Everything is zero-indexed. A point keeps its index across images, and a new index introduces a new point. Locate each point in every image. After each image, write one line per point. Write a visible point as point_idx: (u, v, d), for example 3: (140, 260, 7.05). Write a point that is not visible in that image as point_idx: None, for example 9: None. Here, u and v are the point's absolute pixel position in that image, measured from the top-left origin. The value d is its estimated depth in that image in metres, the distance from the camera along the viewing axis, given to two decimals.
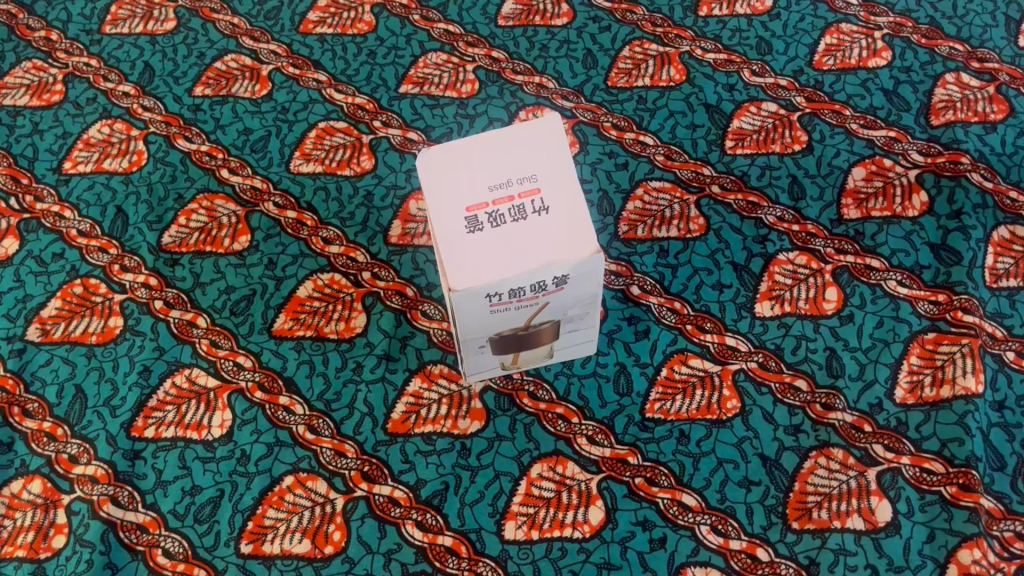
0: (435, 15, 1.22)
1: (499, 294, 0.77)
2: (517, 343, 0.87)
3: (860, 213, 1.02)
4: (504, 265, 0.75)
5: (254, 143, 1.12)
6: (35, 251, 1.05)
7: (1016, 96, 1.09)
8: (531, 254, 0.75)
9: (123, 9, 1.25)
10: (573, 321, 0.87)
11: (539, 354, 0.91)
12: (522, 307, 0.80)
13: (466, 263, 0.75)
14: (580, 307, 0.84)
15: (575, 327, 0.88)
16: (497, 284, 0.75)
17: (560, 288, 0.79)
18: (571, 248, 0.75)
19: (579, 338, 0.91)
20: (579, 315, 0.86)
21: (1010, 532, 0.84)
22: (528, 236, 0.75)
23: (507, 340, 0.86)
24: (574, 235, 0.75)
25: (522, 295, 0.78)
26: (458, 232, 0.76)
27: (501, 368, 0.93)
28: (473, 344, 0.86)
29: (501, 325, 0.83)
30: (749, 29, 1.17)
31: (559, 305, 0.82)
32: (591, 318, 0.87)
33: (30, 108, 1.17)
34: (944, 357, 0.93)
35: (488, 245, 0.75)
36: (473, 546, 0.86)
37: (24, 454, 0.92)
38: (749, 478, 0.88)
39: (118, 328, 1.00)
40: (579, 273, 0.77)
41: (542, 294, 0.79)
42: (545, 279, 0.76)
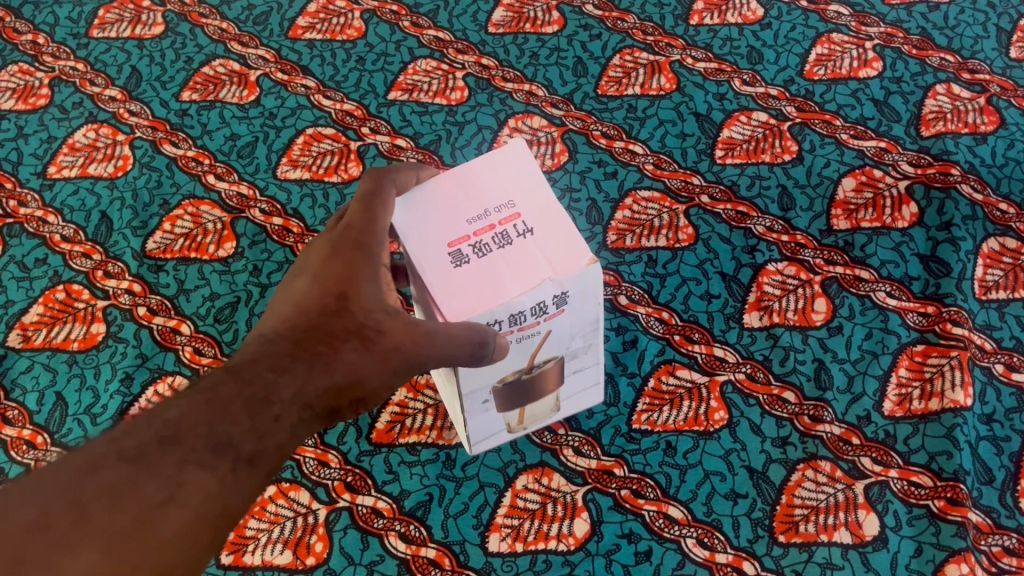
0: (424, 23, 1.21)
1: (499, 324, 0.71)
2: (524, 394, 0.83)
3: (850, 223, 1.02)
4: (499, 290, 0.70)
5: (240, 149, 1.11)
6: (17, 256, 1.04)
7: (1007, 108, 1.09)
8: (524, 273, 0.70)
9: (111, 13, 1.24)
10: (577, 354, 0.83)
11: (545, 407, 0.87)
12: (524, 338, 0.76)
13: (459, 296, 0.69)
14: (583, 336, 0.81)
15: (582, 365, 0.85)
16: (496, 310, 0.69)
17: (560, 309, 0.74)
18: (566, 262, 0.71)
19: (587, 381, 0.88)
20: (581, 347, 0.82)
21: (998, 547, 0.83)
22: (519, 260, 0.71)
23: (512, 389, 0.81)
24: (563, 248, 0.72)
25: (523, 322, 0.73)
26: (444, 269, 0.70)
27: (506, 431, 0.89)
28: (478, 399, 0.81)
29: (503, 369, 0.78)
30: (740, 38, 1.17)
31: (561, 334, 0.78)
32: (595, 350, 0.84)
33: (15, 111, 1.16)
34: (932, 370, 0.92)
35: (480, 275, 0.70)
36: (456, 558, 0.85)
37: (2, 462, 0.91)
38: (735, 491, 0.87)
39: (100, 335, 0.98)
40: (577, 287, 0.73)
41: (542, 318, 0.74)
42: (545, 300, 0.72)
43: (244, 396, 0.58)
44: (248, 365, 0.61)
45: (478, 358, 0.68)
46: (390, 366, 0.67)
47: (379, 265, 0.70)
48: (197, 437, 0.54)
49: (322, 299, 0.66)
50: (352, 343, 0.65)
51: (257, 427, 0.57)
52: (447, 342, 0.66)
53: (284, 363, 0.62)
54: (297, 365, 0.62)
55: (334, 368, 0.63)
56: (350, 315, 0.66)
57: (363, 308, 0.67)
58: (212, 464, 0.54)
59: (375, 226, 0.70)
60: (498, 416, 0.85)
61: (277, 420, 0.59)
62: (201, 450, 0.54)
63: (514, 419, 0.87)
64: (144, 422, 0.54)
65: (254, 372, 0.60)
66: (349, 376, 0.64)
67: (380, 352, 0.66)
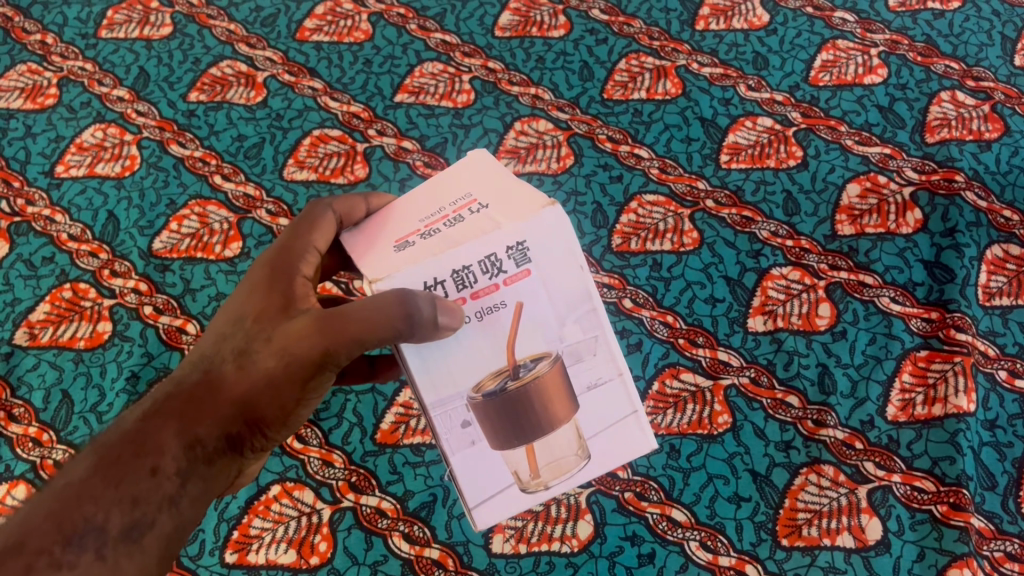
0: (431, 25, 1.22)
1: (444, 287, 0.55)
2: (521, 419, 0.59)
3: (854, 229, 1.02)
4: (439, 245, 0.55)
5: (247, 150, 1.11)
6: (24, 254, 1.05)
7: (1011, 115, 1.09)
8: (466, 229, 0.55)
9: (119, 14, 1.25)
10: (580, 355, 0.60)
11: (563, 441, 0.63)
12: (485, 312, 0.56)
13: (387, 260, 0.56)
14: (580, 323, 0.58)
15: (599, 377, 0.61)
16: (428, 264, 0.54)
17: (524, 269, 0.55)
18: (516, 211, 0.56)
19: (617, 408, 0.62)
20: (582, 342, 0.59)
21: (1000, 552, 0.84)
22: (463, 223, 0.56)
23: (499, 410, 0.58)
24: (517, 202, 0.57)
25: (475, 285, 0.55)
26: (383, 253, 0.57)
27: (520, 489, 0.64)
28: (452, 422, 0.59)
29: (476, 364, 0.57)
30: (745, 44, 1.18)
31: (542, 312, 0.57)
32: (605, 350, 0.60)
33: (24, 111, 1.17)
34: (936, 375, 0.92)
35: (419, 247, 0.56)
36: (460, 559, 0.85)
37: (9, 459, 0.92)
38: (738, 495, 0.87)
39: (106, 333, 0.99)
40: (540, 237, 0.55)
41: (502, 282, 0.55)
42: (494, 254, 0.55)
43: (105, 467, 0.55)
44: (118, 433, 0.57)
45: (407, 321, 0.51)
46: (288, 377, 0.57)
47: (285, 272, 0.59)
48: (55, 523, 0.52)
49: (215, 334, 0.60)
50: (235, 367, 0.58)
51: (123, 494, 0.54)
52: (359, 317, 0.53)
53: (155, 419, 0.57)
54: (170, 417, 0.57)
55: (219, 402, 0.58)
56: (241, 334, 0.58)
57: (259, 320, 0.58)
58: (71, 552, 0.51)
59: (283, 239, 0.61)
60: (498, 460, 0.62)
61: (154, 475, 0.56)
62: (55, 542, 0.51)
63: (523, 465, 0.63)
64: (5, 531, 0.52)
65: (123, 435, 0.57)
66: (237, 404, 0.58)
67: (277, 359, 0.57)
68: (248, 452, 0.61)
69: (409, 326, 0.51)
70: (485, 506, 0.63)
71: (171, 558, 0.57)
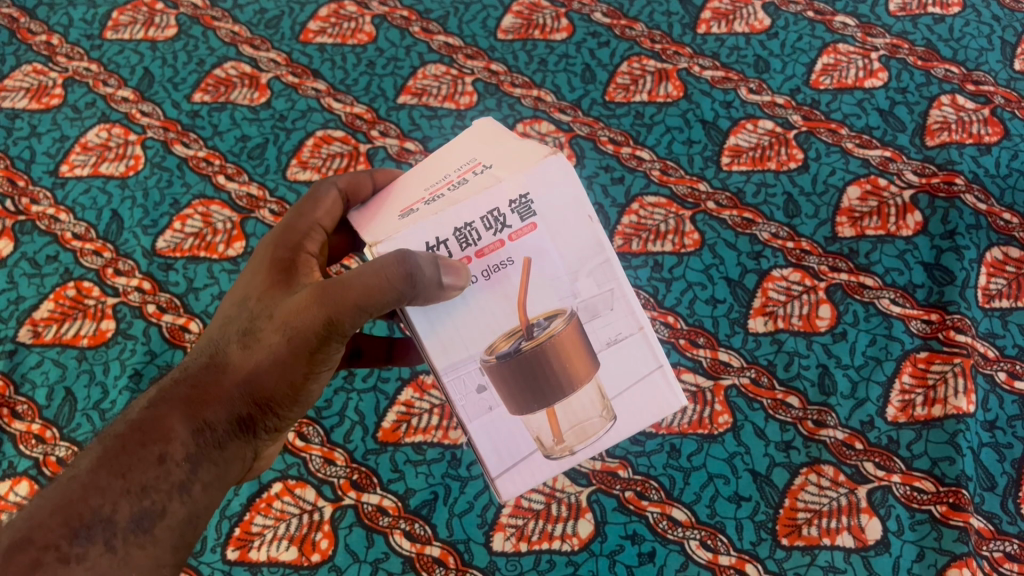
0: (435, 28, 1.23)
1: (448, 246, 0.53)
2: (539, 382, 0.57)
3: (855, 231, 1.02)
4: (441, 205, 0.54)
5: (251, 150, 1.12)
6: (29, 253, 1.05)
7: (1011, 119, 1.10)
8: (467, 188, 0.54)
9: (124, 15, 1.26)
10: (596, 310, 0.58)
11: (585, 405, 0.60)
12: (493, 271, 0.55)
13: (389, 227, 0.55)
14: (592, 277, 0.57)
15: (619, 332, 0.59)
16: (429, 222, 0.53)
17: (529, 223, 0.54)
18: (516, 167, 0.55)
19: (638, 364, 0.60)
20: (598, 299, 0.57)
21: (999, 552, 0.84)
22: (464, 184, 0.55)
23: (514, 373, 0.56)
24: (516, 159, 0.56)
25: (479, 242, 0.54)
26: (387, 221, 0.56)
27: (545, 456, 0.60)
28: (467, 387, 0.57)
29: (487, 321, 0.56)
30: (747, 48, 1.18)
31: (552, 267, 0.56)
32: (621, 303, 0.58)
33: (29, 111, 1.18)
34: (935, 376, 0.92)
35: (422, 209, 0.55)
36: (461, 557, 0.85)
37: (12, 456, 0.93)
38: (739, 494, 0.87)
39: (110, 331, 0.99)
40: (543, 190, 0.54)
41: (508, 238, 0.54)
42: (498, 209, 0.53)
43: (112, 455, 0.55)
44: (127, 421, 0.57)
45: (410, 282, 0.50)
46: (292, 353, 0.56)
47: (291, 251, 0.59)
48: (61, 512, 0.52)
49: (223, 317, 0.61)
50: (240, 347, 0.58)
51: (131, 484, 0.54)
52: (357, 282, 0.51)
53: (163, 405, 0.57)
54: (176, 404, 0.57)
55: (227, 383, 0.58)
56: (247, 314, 0.58)
57: (263, 299, 0.58)
58: (79, 545, 0.51)
59: (292, 220, 0.62)
60: (519, 428, 0.59)
61: (162, 461, 0.56)
62: (62, 535, 0.51)
63: (546, 433, 0.60)
64: (18, 519, 0.52)
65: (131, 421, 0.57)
66: (242, 384, 0.58)
67: (279, 337, 0.56)
68: (260, 433, 0.60)
69: (412, 288, 0.50)
70: (508, 476, 0.60)
71: (187, 547, 0.57)
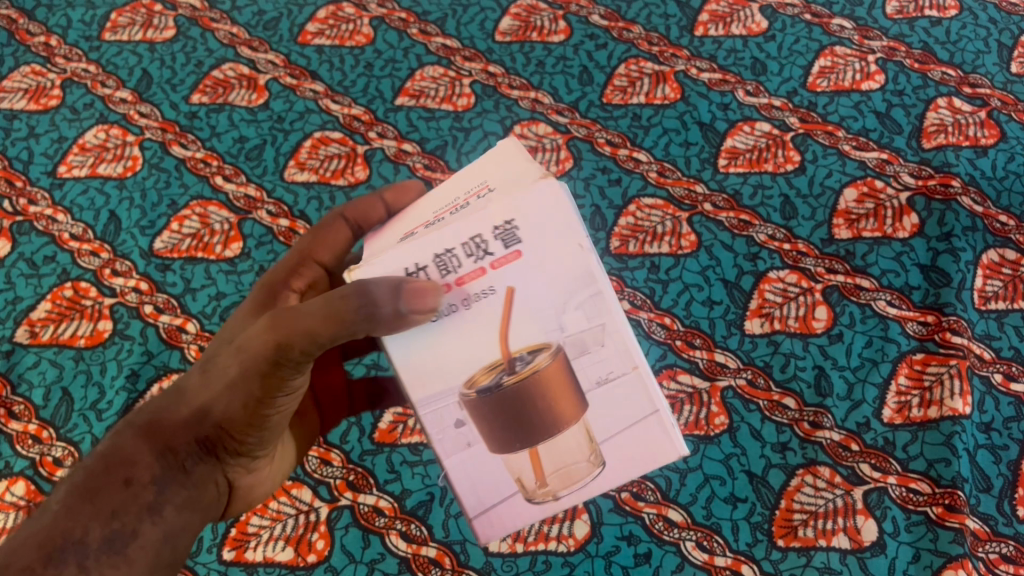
0: (432, 30, 1.23)
1: (427, 273, 0.50)
2: (521, 416, 0.53)
3: (851, 233, 1.03)
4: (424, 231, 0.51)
5: (248, 151, 1.12)
6: (26, 253, 1.05)
7: (1007, 122, 1.10)
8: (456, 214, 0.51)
9: (123, 16, 1.26)
10: (585, 346, 0.53)
11: (573, 447, 0.56)
12: (473, 301, 0.50)
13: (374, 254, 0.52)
14: (583, 310, 0.52)
15: (610, 371, 0.54)
16: (406, 248, 0.50)
17: (513, 250, 0.49)
18: (509, 189, 0.50)
19: (630, 406, 0.55)
20: (587, 334, 0.52)
21: (995, 554, 0.84)
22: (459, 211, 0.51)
23: (494, 410, 0.52)
24: (514, 182, 0.51)
25: (460, 269, 0.50)
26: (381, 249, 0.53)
27: (525, 496, 0.56)
28: (444, 423, 0.53)
29: (466, 354, 0.52)
30: (744, 50, 1.18)
31: (538, 298, 0.51)
32: (614, 340, 0.52)
33: (27, 112, 1.18)
34: (932, 378, 0.93)
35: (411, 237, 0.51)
36: (456, 558, 0.85)
37: (8, 456, 0.93)
38: (735, 495, 0.88)
39: (107, 332, 0.99)
40: (533, 214, 0.49)
41: (492, 265, 0.50)
42: (482, 235, 0.49)
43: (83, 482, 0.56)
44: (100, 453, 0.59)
45: (374, 316, 0.48)
46: (248, 378, 0.55)
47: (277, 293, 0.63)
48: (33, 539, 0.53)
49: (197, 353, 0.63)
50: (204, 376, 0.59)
51: (100, 508, 0.55)
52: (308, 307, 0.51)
53: (132, 433, 0.59)
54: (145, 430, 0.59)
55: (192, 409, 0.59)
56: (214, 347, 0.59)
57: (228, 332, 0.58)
58: (50, 568, 0.52)
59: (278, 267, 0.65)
60: (500, 468, 0.55)
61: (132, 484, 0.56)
62: (35, 558, 0.52)
63: (530, 475, 0.56)
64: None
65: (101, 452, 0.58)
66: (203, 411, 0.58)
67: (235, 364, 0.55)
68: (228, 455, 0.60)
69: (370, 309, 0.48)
70: (485, 518, 0.56)
71: (165, 568, 0.58)
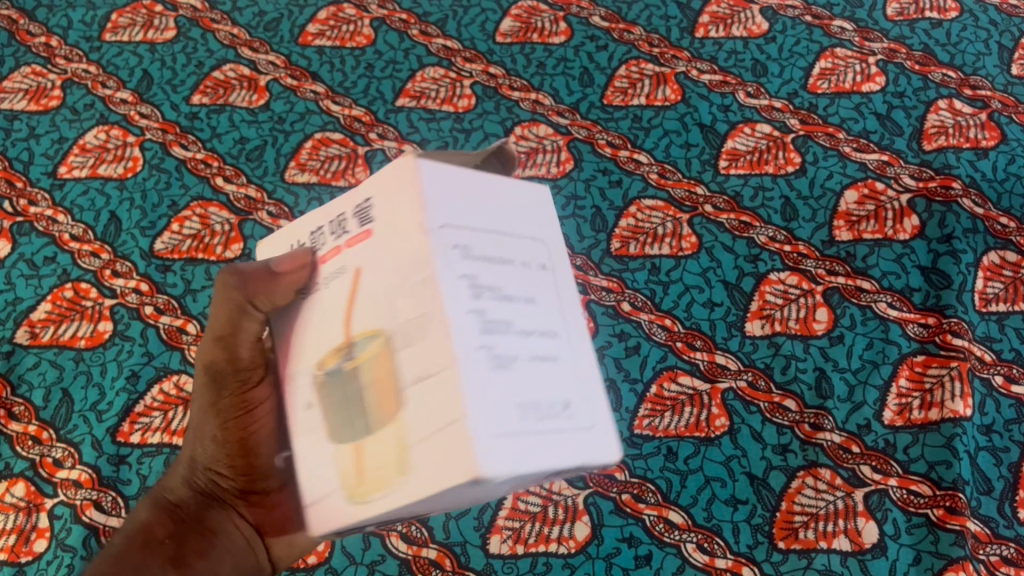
0: (433, 31, 1.23)
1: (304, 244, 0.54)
2: (353, 409, 0.47)
3: (852, 235, 1.03)
4: None
5: (249, 152, 1.12)
6: (27, 254, 1.05)
7: (1008, 124, 1.10)
8: None
9: (124, 17, 1.26)
10: (410, 337, 0.44)
11: (386, 455, 0.44)
12: (330, 279, 0.50)
13: None
14: (412, 295, 0.44)
15: (429, 367, 0.43)
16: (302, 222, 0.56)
17: (365, 229, 0.49)
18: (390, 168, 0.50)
19: (440, 414, 0.42)
20: (413, 322, 0.44)
21: (996, 556, 0.84)
22: None
23: (336, 395, 0.48)
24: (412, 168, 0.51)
25: (324, 246, 0.52)
26: None
27: (346, 499, 0.48)
28: (298, 400, 0.51)
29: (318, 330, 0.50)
30: (745, 51, 1.18)
31: (374, 277, 0.47)
32: (434, 330, 0.43)
33: (28, 112, 1.17)
34: (932, 380, 0.92)
35: None
36: (457, 560, 0.85)
37: (8, 457, 0.93)
38: (735, 497, 0.88)
39: (107, 333, 0.99)
40: (383, 192, 0.48)
41: (345, 243, 0.50)
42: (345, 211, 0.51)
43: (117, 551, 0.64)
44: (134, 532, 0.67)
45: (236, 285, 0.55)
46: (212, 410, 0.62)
47: None
48: None
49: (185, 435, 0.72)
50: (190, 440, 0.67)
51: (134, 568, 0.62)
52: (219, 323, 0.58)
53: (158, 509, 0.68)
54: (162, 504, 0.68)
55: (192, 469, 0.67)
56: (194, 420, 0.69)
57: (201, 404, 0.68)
58: None
59: None
60: (331, 453, 0.48)
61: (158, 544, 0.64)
62: None
63: (351, 474, 0.47)
64: None
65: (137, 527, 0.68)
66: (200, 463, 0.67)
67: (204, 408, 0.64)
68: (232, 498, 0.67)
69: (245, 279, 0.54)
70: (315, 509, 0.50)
71: None
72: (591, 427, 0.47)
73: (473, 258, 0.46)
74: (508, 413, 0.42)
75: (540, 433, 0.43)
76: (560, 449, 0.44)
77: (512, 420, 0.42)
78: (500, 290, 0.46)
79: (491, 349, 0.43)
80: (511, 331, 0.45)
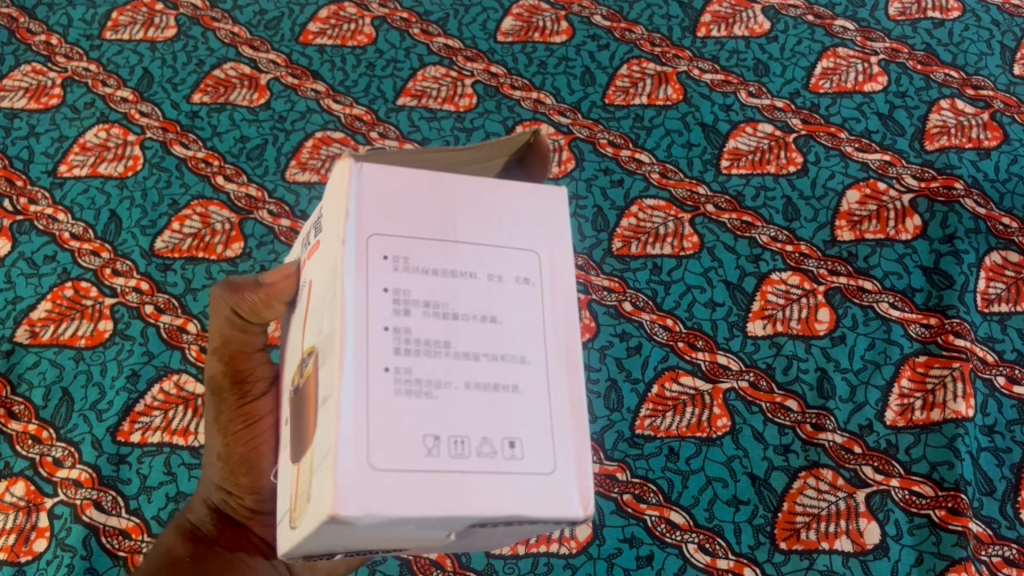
0: (434, 30, 1.23)
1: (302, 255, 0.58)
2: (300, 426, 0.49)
3: (854, 235, 1.02)
4: None
5: (250, 151, 1.12)
6: (26, 253, 1.05)
7: (1010, 124, 1.10)
8: None
9: (124, 15, 1.25)
10: (325, 356, 0.45)
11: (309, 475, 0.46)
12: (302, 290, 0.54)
13: None
14: (330, 313, 0.46)
15: (329, 390, 0.44)
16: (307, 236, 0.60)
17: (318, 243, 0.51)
18: None
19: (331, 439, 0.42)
20: (328, 341, 0.45)
21: (998, 557, 0.85)
22: None
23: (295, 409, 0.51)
24: None
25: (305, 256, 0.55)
26: None
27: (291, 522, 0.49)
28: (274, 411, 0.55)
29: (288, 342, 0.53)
30: (746, 51, 1.18)
31: (317, 293, 0.49)
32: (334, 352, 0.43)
33: (28, 110, 1.17)
34: (934, 381, 0.92)
35: None
36: (457, 560, 0.85)
37: (8, 456, 0.92)
38: (737, 497, 0.87)
39: (107, 332, 0.99)
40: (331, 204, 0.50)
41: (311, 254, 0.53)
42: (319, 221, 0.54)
43: None
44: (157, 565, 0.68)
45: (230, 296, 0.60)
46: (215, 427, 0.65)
47: None
48: None
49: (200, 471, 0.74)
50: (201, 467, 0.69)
51: None
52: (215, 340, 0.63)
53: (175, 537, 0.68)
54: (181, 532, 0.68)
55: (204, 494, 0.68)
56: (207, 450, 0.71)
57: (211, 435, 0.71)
58: None
59: None
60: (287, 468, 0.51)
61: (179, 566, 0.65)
62: None
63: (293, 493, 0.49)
64: None
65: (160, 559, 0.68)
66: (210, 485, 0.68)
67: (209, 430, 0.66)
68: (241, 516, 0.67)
69: (234, 295, 0.58)
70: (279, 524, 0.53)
71: None
72: (543, 466, 0.44)
73: (410, 275, 0.45)
74: (405, 443, 0.42)
75: (445, 466, 0.42)
76: (473, 486, 0.42)
77: (400, 455, 0.42)
78: (438, 311, 0.45)
79: (391, 376, 0.43)
80: (426, 357, 0.44)
